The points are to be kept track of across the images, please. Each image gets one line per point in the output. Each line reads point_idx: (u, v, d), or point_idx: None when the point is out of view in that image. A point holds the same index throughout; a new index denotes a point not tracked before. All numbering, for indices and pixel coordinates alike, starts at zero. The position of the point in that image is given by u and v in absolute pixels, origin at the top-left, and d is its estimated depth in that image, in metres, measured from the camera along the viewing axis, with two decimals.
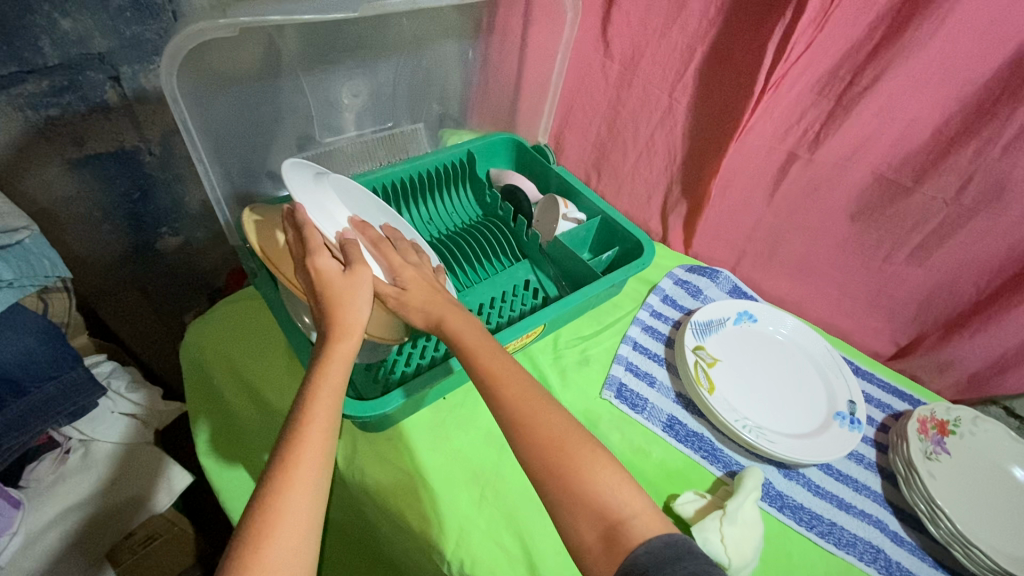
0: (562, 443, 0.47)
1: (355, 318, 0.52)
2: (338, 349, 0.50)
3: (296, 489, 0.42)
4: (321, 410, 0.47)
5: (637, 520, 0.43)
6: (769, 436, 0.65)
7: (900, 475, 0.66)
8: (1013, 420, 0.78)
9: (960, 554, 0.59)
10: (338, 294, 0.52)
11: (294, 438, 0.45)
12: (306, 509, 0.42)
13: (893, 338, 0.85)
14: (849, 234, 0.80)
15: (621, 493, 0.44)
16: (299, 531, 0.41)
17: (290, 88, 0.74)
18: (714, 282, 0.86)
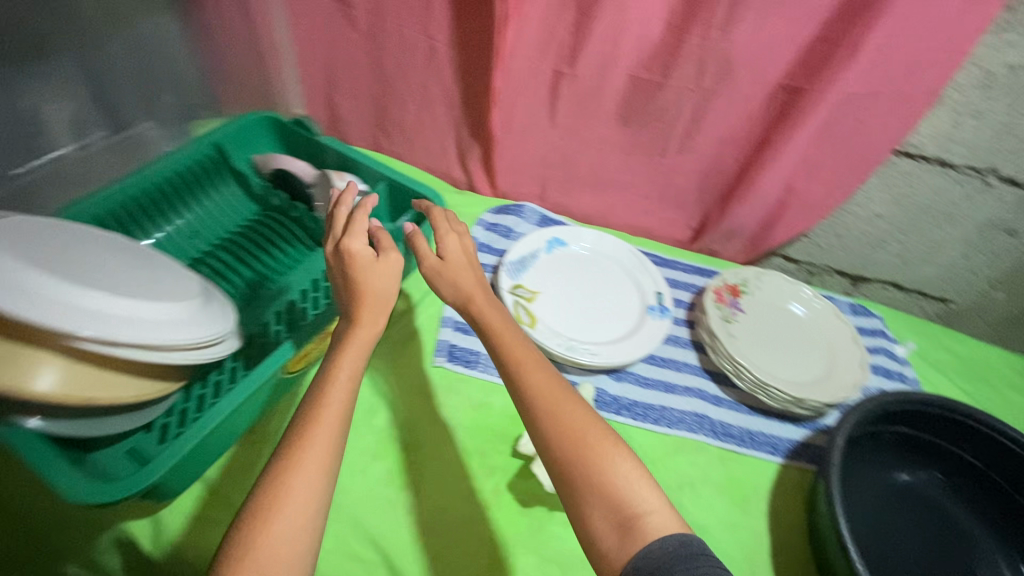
0: (582, 435, 0.46)
1: (388, 298, 0.52)
2: (359, 337, 0.49)
3: (296, 486, 0.42)
4: (336, 401, 0.47)
5: (654, 517, 0.43)
6: (593, 349, 0.68)
7: (708, 344, 0.73)
8: (792, 265, 0.91)
9: (765, 396, 0.68)
10: (380, 273, 0.52)
11: (303, 432, 0.45)
12: (307, 502, 0.42)
13: (688, 223, 0.92)
14: (627, 138, 0.84)
15: (640, 490, 0.44)
16: (302, 519, 0.42)
17: None
18: (522, 217, 0.86)
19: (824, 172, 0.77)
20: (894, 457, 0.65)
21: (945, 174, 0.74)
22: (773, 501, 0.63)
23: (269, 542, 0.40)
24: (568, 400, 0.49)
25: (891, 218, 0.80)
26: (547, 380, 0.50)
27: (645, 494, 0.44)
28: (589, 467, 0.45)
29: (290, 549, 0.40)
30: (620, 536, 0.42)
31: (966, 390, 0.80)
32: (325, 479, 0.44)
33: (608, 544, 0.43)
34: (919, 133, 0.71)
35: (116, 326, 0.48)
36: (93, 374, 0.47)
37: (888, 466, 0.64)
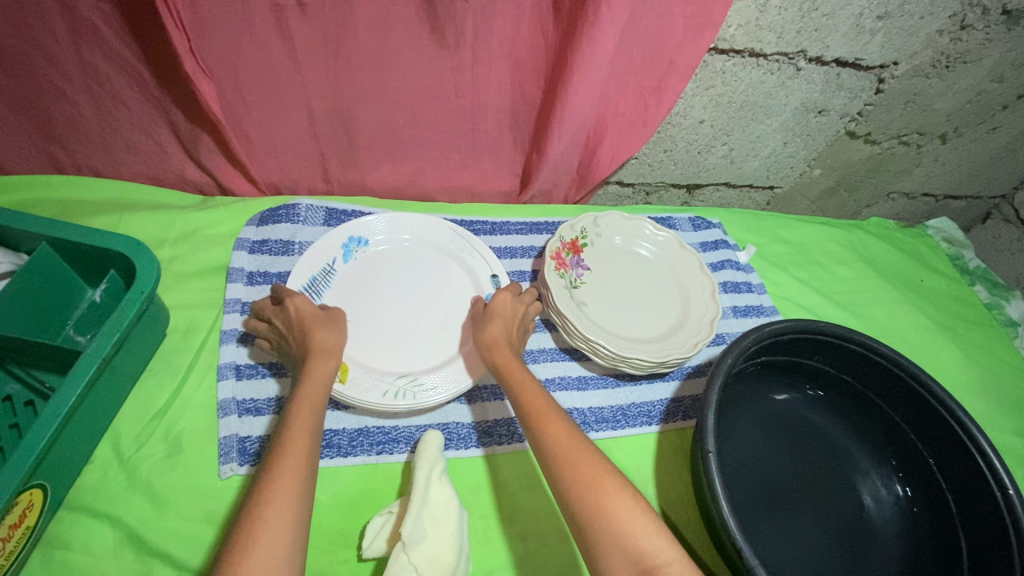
0: (602, 485, 0.42)
1: (334, 340, 0.50)
2: (317, 369, 0.47)
3: (273, 515, 0.38)
4: (302, 427, 0.43)
5: (674, 567, 0.38)
6: (426, 384, 0.54)
7: (558, 324, 0.62)
8: (627, 190, 0.82)
9: (627, 367, 0.60)
10: (317, 317, 0.51)
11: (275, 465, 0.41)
12: (282, 534, 0.37)
13: (510, 171, 0.77)
14: (407, 84, 0.64)
15: (660, 540, 0.39)
16: (280, 546, 0.37)
17: None
18: (300, 220, 0.65)
19: (641, 87, 0.65)
20: (759, 386, 0.62)
21: (758, 65, 0.66)
22: (657, 475, 0.59)
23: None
24: (588, 451, 0.44)
25: (713, 121, 0.73)
26: (564, 430, 0.46)
27: (664, 546, 0.39)
28: (607, 520, 0.40)
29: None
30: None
31: (804, 279, 0.81)
32: (303, 510, 0.39)
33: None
34: (728, 24, 0.61)
35: None
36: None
37: (756, 399, 0.61)
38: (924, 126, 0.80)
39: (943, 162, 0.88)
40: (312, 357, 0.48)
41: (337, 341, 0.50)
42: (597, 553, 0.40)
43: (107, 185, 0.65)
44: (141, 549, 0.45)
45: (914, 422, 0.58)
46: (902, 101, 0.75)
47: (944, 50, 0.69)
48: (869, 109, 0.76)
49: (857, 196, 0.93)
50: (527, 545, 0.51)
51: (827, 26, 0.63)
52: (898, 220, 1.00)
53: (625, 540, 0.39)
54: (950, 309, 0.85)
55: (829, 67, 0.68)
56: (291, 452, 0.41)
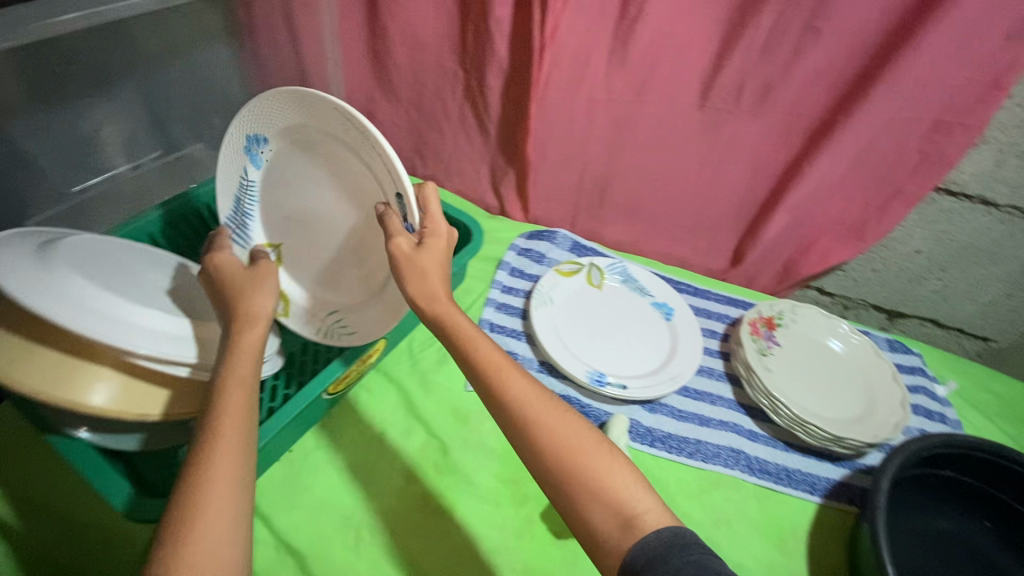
0: (575, 446, 0.43)
1: (265, 306, 0.52)
2: (246, 340, 0.48)
3: (225, 450, 0.41)
4: (236, 399, 0.44)
5: (650, 516, 0.40)
6: (347, 322, 0.66)
7: (743, 378, 0.71)
8: (826, 297, 0.90)
9: (803, 434, 0.66)
10: (252, 285, 0.52)
11: (215, 413, 0.43)
12: (227, 489, 0.39)
13: (720, 252, 0.91)
14: (661, 167, 0.85)
15: (637, 490, 0.41)
16: (236, 471, 0.40)
17: (23, 130, 0.64)
18: (555, 243, 0.86)
19: (864, 205, 0.76)
20: (923, 503, 0.61)
21: (987, 213, 0.73)
22: (810, 542, 0.61)
23: (206, 507, 0.38)
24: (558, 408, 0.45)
25: (930, 255, 0.79)
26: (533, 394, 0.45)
27: (641, 496, 0.41)
28: (591, 478, 0.41)
29: (225, 509, 0.38)
30: (620, 535, 0.40)
31: (1010, 433, 0.77)
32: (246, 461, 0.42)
33: (608, 540, 0.40)
34: (962, 170, 0.70)
35: (144, 337, 0.49)
36: (153, 392, 0.50)
37: (921, 514, 0.61)
38: None
39: None
40: (239, 326, 0.49)
41: (263, 310, 0.51)
42: (582, 510, 0.41)
43: None
44: (410, 412, 0.65)
45: None
46: None
47: None
48: None
49: None
50: None
51: None
52: None
53: (608, 497, 0.41)
54: None
55: None
56: (228, 420, 0.42)
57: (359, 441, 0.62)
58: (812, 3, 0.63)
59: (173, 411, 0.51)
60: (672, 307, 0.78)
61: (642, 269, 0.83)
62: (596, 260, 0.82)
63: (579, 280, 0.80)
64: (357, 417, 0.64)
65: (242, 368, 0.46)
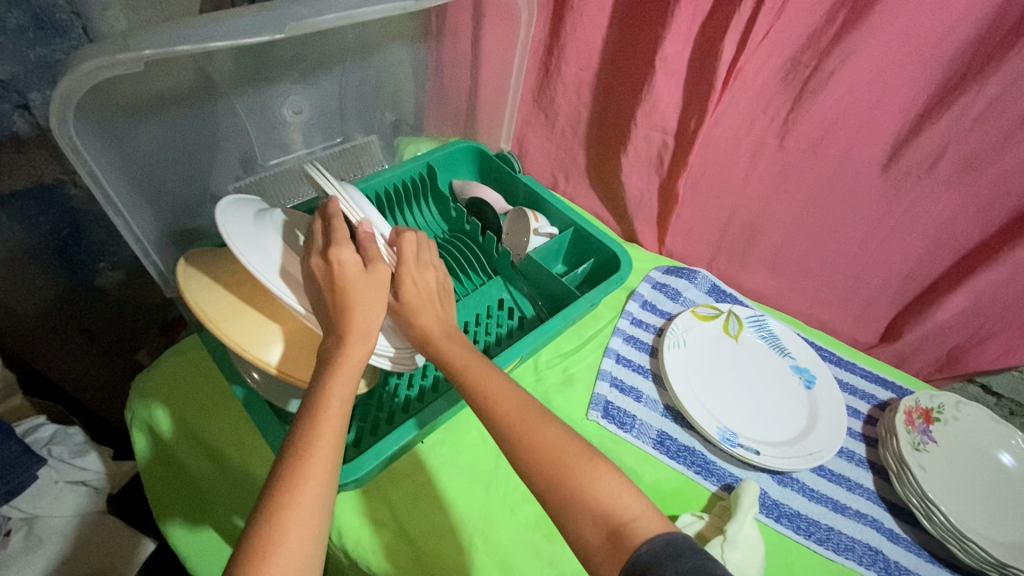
0: (562, 458, 0.45)
1: (371, 316, 0.50)
2: (352, 357, 0.47)
3: (308, 491, 0.41)
4: (334, 417, 0.45)
5: (636, 522, 0.42)
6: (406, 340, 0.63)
7: (892, 471, 0.65)
8: (990, 397, 0.80)
9: (957, 550, 0.59)
10: (363, 294, 0.50)
11: (307, 441, 0.43)
12: (311, 516, 0.40)
13: (872, 324, 0.83)
14: (824, 223, 0.79)
15: (624, 497, 0.43)
16: (314, 516, 0.41)
17: (226, 112, 0.69)
18: (693, 283, 0.83)
19: None
20: None
21: None
22: None
23: (282, 550, 0.38)
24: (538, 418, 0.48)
25: None
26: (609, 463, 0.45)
27: (628, 502, 0.43)
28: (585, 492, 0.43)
29: (300, 557, 0.39)
30: (611, 546, 0.41)
31: None
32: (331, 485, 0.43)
33: (596, 549, 0.41)
34: None
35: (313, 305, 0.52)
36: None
37: None
38: None
39: None
40: (347, 344, 0.48)
41: (370, 322, 0.49)
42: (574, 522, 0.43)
43: None
44: None
45: None
46: None
47: None
48: None
49: None
50: None
51: None
52: None
53: (593, 505, 0.43)
54: None
55: None
56: (321, 442, 0.43)
57: (481, 446, 0.63)
58: None
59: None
60: (815, 376, 0.73)
61: (784, 328, 0.78)
62: (736, 310, 0.79)
63: (715, 328, 0.77)
64: (481, 423, 0.66)
65: (339, 387, 0.46)
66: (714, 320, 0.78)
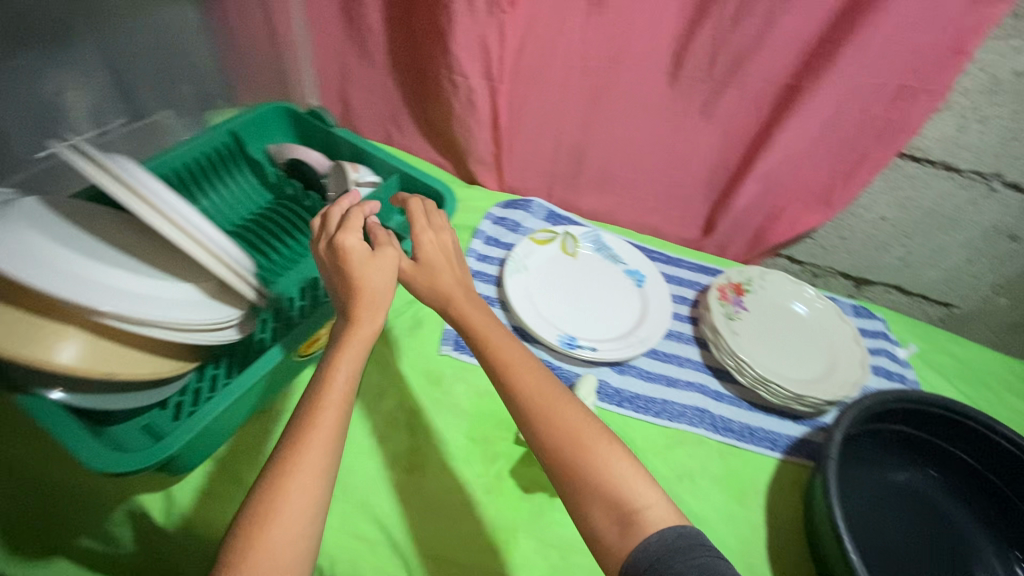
0: (578, 436, 0.47)
1: (379, 288, 0.48)
2: (356, 335, 0.47)
3: (309, 458, 0.43)
4: (341, 389, 0.46)
5: (649, 511, 0.44)
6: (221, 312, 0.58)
7: (711, 341, 0.73)
8: (796, 266, 0.92)
9: (765, 392, 0.68)
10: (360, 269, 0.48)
11: (311, 411, 0.45)
12: (314, 483, 0.43)
13: (694, 221, 0.91)
14: (638, 135, 0.84)
15: (637, 485, 0.45)
16: (304, 496, 0.42)
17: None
18: (530, 212, 0.87)
19: (833, 172, 0.77)
20: (879, 460, 0.64)
21: (949, 179, 0.74)
22: (768, 497, 0.64)
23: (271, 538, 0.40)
24: (557, 397, 0.49)
25: (895, 221, 0.81)
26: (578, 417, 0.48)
27: (640, 489, 0.45)
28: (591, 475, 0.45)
29: (291, 544, 0.41)
30: (620, 529, 0.43)
31: (964, 394, 0.80)
32: (333, 450, 0.45)
33: (606, 536, 0.44)
34: (924, 136, 0.72)
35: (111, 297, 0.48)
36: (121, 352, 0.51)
37: (874, 469, 0.63)
38: None
39: None
40: (355, 319, 0.48)
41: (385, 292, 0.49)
42: (579, 505, 0.45)
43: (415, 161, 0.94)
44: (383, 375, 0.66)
45: None
46: None
47: None
48: None
49: None
50: None
51: None
52: None
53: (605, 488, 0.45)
54: None
55: None
56: (326, 414, 0.45)
57: None
58: None
59: (143, 370, 0.51)
60: (644, 276, 0.80)
61: (616, 240, 0.85)
62: (570, 230, 0.84)
63: (553, 249, 0.82)
64: None
65: (341, 367, 0.47)
66: (552, 242, 0.82)
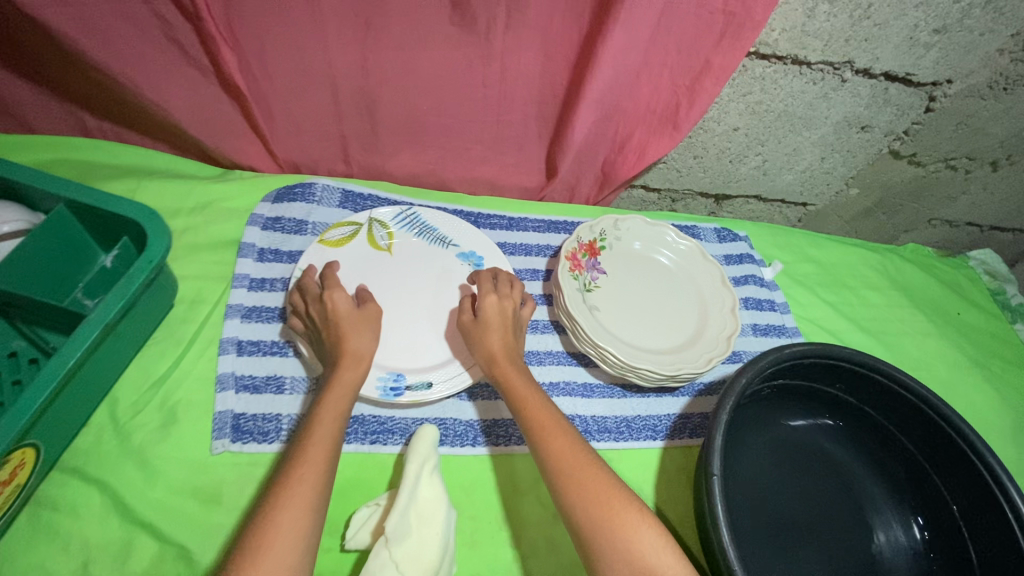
0: (608, 500, 0.43)
1: (366, 346, 0.49)
2: (345, 379, 0.47)
3: (284, 532, 0.38)
4: (318, 449, 0.42)
5: None
6: None
7: (567, 327, 0.59)
8: (652, 195, 0.80)
9: (636, 377, 0.58)
10: (351, 323, 0.49)
11: (286, 483, 0.41)
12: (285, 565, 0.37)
13: (532, 166, 0.74)
14: (437, 72, 0.61)
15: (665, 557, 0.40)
16: (291, 555, 0.38)
17: None
18: (314, 201, 0.63)
19: (674, 86, 0.63)
20: (761, 418, 0.57)
21: (799, 73, 0.63)
22: (657, 495, 0.56)
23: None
24: (590, 462, 0.45)
25: (747, 130, 0.70)
26: (603, 480, 0.44)
27: (668, 562, 0.40)
28: (613, 538, 0.41)
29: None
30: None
31: (830, 302, 0.77)
32: (311, 530, 0.39)
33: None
34: (772, 28, 0.58)
35: None
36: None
37: (758, 430, 0.56)
38: (976, 151, 0.76)
39: (991, 190, 0.84)
40: (342, 366, 0.47)
41: (367, 348, 0.49)
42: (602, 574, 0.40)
43: (134, 152, 0.64)
44: (127, 516, 0.45)
45: (937, 462, 0.53)
46: (953, 122, 0.71)
47: (1004, 70, 0.65)
48: (917, 128, 0.72)
49: (895, 219, 0.89)
50: (513, 553, 0.49)
51: (879, 36, 0.59)
52: (937, 249, 0.95)
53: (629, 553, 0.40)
54: (987, 346, 0.80)
55: (877, 80, 0.65)
56: (306, 477, 0.41)
57: None
58: None
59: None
60: (481, 255, 0.63)
61: (439, 213, 0.65)
62: (375, 214, 0.63)
63: (355, 246, 0.60)
64: (38, 552, 0.43)
65: (323, 429, 0.44)
66: (353, 237, 0.61)
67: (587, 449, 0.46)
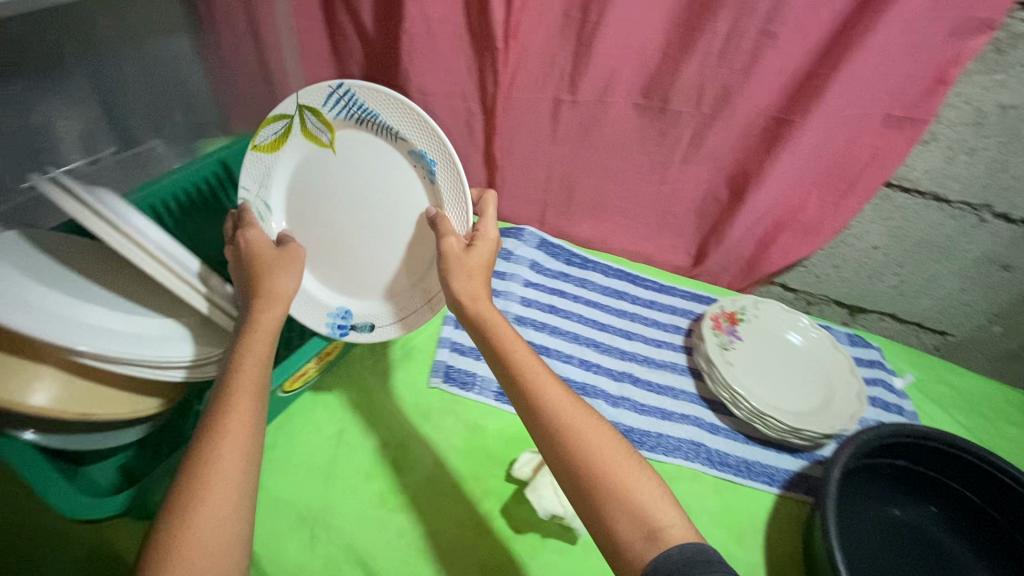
0: (614, 465, 0.40)
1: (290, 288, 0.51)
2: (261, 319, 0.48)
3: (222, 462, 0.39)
4: (246, 382, 0.43)
5: (678, 530, 0.38)
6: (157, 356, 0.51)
7: (704, 371, 0.72)
8: (789, 293, 0.92)
9: (762, 426, 0.67)
10: (285, 263, 0.52)
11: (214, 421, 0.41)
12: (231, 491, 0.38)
13: (686, 251, 0.91)
14: (630, 165, 0.83)
15: (664, 504, 0.39)
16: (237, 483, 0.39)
17: None
18: (521, 240, 0.86)
19: (822, 202, 0.77)
20: (877, 493, 0.62)
21: (940, 209, 0.75)
22: (767, 537, 0.61)
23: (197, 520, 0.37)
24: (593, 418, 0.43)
25: (886, 251, 0.81)
26: (616, 443, 0.42)
27: (670, 511, 0.39)
28: (622, 494, 0.39)
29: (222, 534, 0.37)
30: (644, 544, 0.37)
31: (966, 426, 0.79)
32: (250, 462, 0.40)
33: (630, 550, 0.37)
34: (913, 167, 0.72)
35: (83, 336, 0.46)
36: (120, 395, 0.51)
37: (874, 502, 0.62)
38: None
39: None
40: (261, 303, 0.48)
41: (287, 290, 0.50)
42: (599, 517, 0.39)
43: None
44: (373, 410, 0.64)
45: None
46: None
47: None
48: None
49: None
50: None
51: (1018, 187, 0.70)
52: None
53: (632, 508, 0.38)
54: None
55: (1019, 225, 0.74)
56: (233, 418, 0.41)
57: (319, 439, 0.61)
58: (767, 7, 0.63)
59: (142, 410, 0.52)
60: (433, 159, 0.57)
61: (371, 87, 0.57)
62: (303, 99, 0.60)
63: (298, 142, 0.63)
64: (316, 415, 0.64)
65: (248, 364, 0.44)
66: (288, 131, 0.61)
67: (586, 404, 0.44)
